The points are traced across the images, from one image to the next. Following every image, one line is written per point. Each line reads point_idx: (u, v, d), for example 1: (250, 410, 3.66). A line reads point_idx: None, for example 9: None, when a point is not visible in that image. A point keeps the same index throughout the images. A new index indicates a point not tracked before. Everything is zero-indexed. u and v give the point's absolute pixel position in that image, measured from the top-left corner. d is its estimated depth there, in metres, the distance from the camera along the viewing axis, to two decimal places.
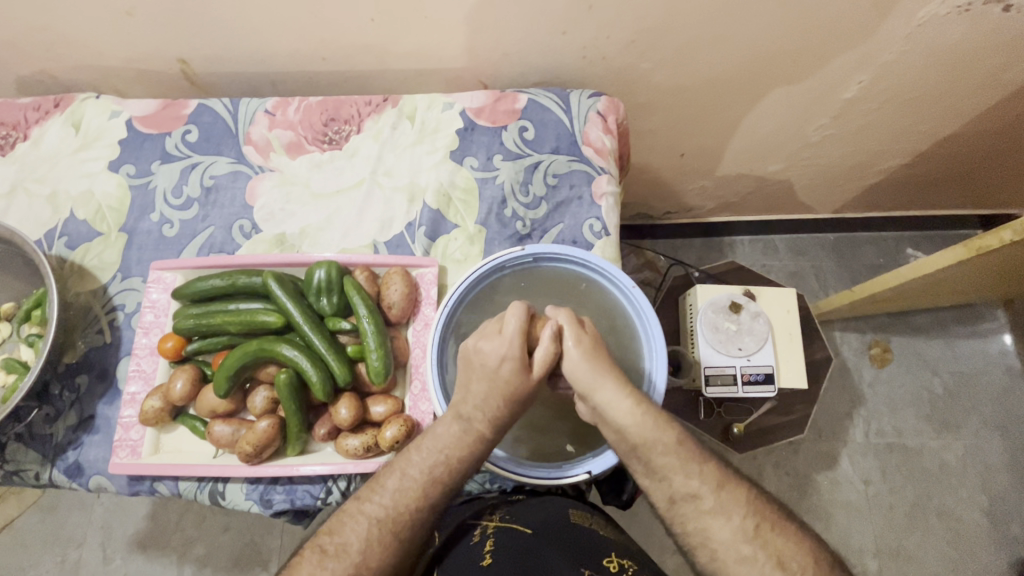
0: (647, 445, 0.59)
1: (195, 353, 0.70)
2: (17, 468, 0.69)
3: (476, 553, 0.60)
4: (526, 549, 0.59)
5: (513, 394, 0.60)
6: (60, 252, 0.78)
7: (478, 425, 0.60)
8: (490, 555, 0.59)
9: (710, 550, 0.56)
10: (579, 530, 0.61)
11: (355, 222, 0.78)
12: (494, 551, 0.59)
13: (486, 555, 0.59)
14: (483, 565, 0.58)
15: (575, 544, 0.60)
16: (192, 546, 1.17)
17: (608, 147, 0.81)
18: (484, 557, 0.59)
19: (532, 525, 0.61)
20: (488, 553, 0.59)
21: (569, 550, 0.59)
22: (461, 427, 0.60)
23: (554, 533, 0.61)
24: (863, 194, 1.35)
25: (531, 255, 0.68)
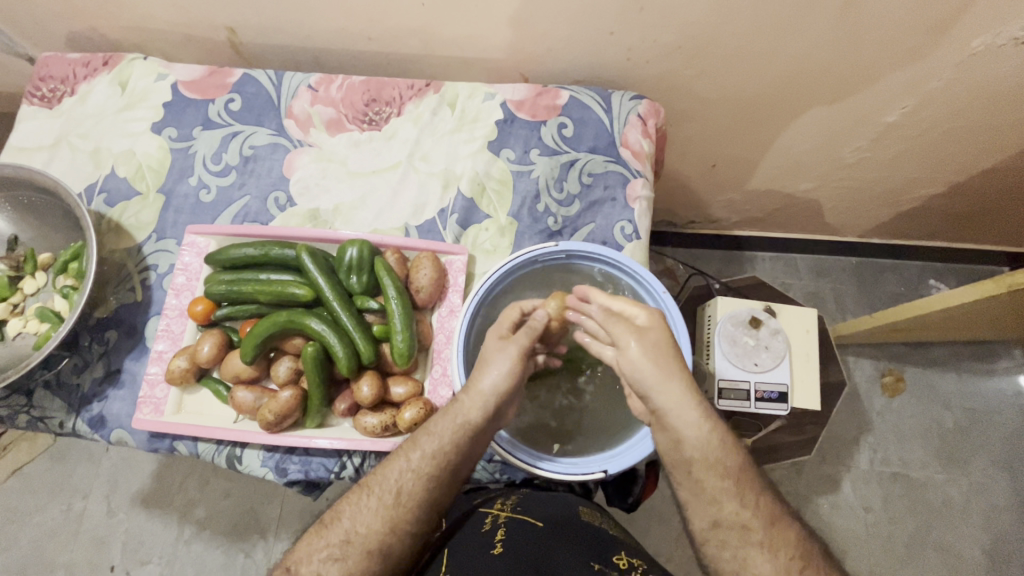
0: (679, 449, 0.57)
1: (223, 319, 0.71)
2: (42, 415, 0.70)
3: (486, 540, 0.60)
4: (537, 539, 0.59)
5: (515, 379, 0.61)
6: (98, 208, 0.79)
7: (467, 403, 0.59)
8: (500, 543, 0.59)
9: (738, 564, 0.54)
10: (589, 529, 0.61)
11: (389, 203, 0.79)
12: (504, 541, 0.59)
13: (497, 544, 0.59)
14: (493, 552, 0.58)
15: (587, 540, 0.60)
16: (194, 508, 1.19)
17: (645, 150, 0.81)
18: (494, 545, 0.59)
19: (543, 519, 0.61)
20: (498, 542, 0.59)
21: (580, 544, 0.59)
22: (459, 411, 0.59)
23: (565, 527, 0.61)
24: (891, 220, 1.34)
25: (563, 252, 0.68)
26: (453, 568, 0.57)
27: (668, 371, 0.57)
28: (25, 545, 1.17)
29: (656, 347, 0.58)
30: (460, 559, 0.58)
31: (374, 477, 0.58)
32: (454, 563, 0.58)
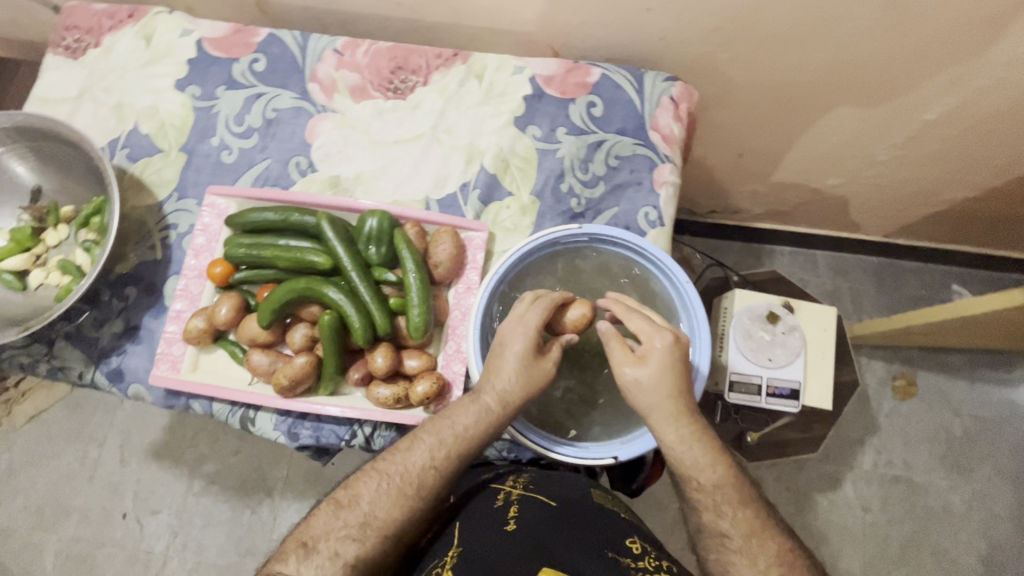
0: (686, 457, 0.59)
1: (241, 282, 0.71)
2: (62, 365, 0.71)
3: (500, 516, 0.60)
4: (550, 518, 0.59)
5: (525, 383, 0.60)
6: (121, 163, 0.79)
7: (489, 401, 0.60)
8: (513, 521, 0.59)
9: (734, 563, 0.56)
10: (602, 510, 0.61)
11: (410, 175, 0.78)
12: (518, 518, 0.59)
13: (510, 520, 0.59)
14: (507, 529, 0.58)
15: (600, 522, 0.59)
16: (204, 463, 1.22)
17: (675, 135, 0.79)
18: (508, 521, 0.59)
19: (556, 499, 0.61)
20: (512, 518, 0.59)
21: (592, 526, 0.59)
22: (480, 405, 0.60)
23: (578, 507, 0.61)
24: (919, 222, 1.30)
25: (587, 235, 0.67)
26: (467, 541, 0.58)
27: (670, 402, 0.59)
28: (41, 487, 1.21)
29: (661, 380, 0.59)
30: (474, 533, 0.59)
31: (389, 463, 0.59)
32: (468, 536, 0.58)
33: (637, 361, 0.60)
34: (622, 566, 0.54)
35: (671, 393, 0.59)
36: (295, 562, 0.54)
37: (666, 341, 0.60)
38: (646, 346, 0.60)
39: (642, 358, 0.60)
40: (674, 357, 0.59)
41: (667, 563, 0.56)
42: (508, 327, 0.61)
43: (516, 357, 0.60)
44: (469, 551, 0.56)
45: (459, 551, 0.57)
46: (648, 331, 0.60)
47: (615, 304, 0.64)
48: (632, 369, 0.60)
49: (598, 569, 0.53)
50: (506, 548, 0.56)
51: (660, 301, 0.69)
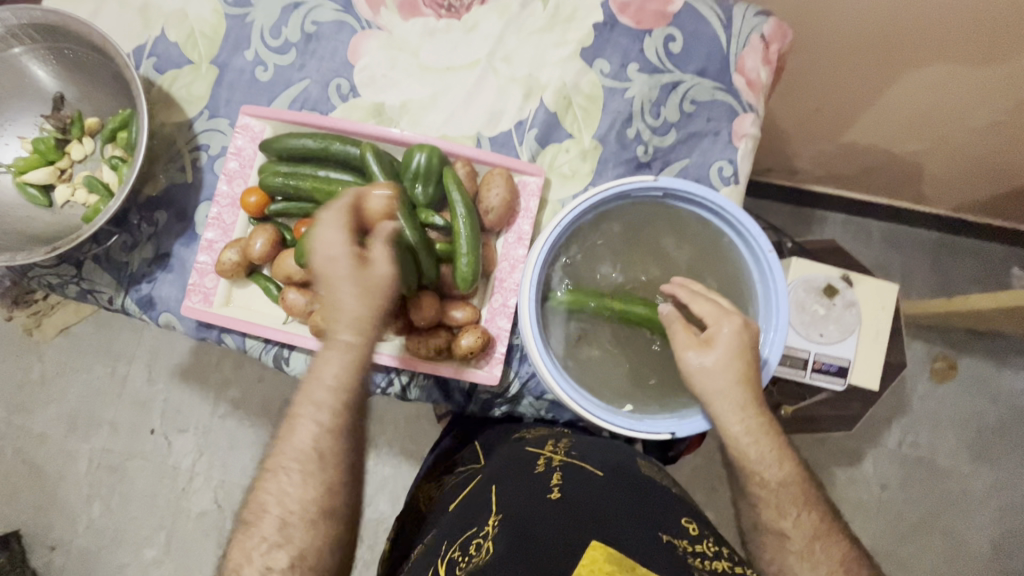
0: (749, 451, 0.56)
1: (277, 215, 0.67)
2: (92, 288, 0.68)
3: (542, 483, 0.55)
4: (597, 489, 0.53)
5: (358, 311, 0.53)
6: (148, 73, 0.72)
7: (347, 338, 0.54)
8: (557, 488, 0.53)
9: (792, 562, 0.55)
10: (652, 484, 0.56)
11: (461, 108, 0.70)
12: (562, 486, 0.54)
13: (554, 488, 0.53)
14: (551, 497, 0.52)
15: (652, 498, 0.54)
16: (228, 388, 1.23)
17: (762, 81, 0.69)
18: (551, 489, 0.53)
19: (603, 469, 0.57)
20: (556, 486, 0.54)
21: (644, 500, 0.53)
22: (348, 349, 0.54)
23: (627, 481, 0.56)
24: (995, 197, 1.20)
25: (661, 189, 0.60)
26: (507, 508, 0.52)
27: (736, 388, 0.56)
28: (72, 398, 1.23)
29: (728, 366, 0.56)
30: (512, 500, 0.53)
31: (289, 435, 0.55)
32: (508, 502, 0.53)
33: (702, 346, 0.57)
34: (679, 549, 0.48)
35: (742, 377, 0.56)
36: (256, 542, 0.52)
37: (734, 325, 0.57)
38: (712, 331, 0.57)
39: (707, 344, 0.57)
40: (743, 340, 0.56)
41: (727, 550, 0.50)
42: (321, 254, 0.52)
43: (348, 282, 0.52)
44: (510, 517, 0.51)
45: (499, 517, 0.52)
46: (714, 315, 0.57)
47: (679, 289, 0.60)
48: (696, 355, 0.57)
49: (654, 549, 0.47)
50: (550, 517, 0.49)
51: (729, 269, 0.63)
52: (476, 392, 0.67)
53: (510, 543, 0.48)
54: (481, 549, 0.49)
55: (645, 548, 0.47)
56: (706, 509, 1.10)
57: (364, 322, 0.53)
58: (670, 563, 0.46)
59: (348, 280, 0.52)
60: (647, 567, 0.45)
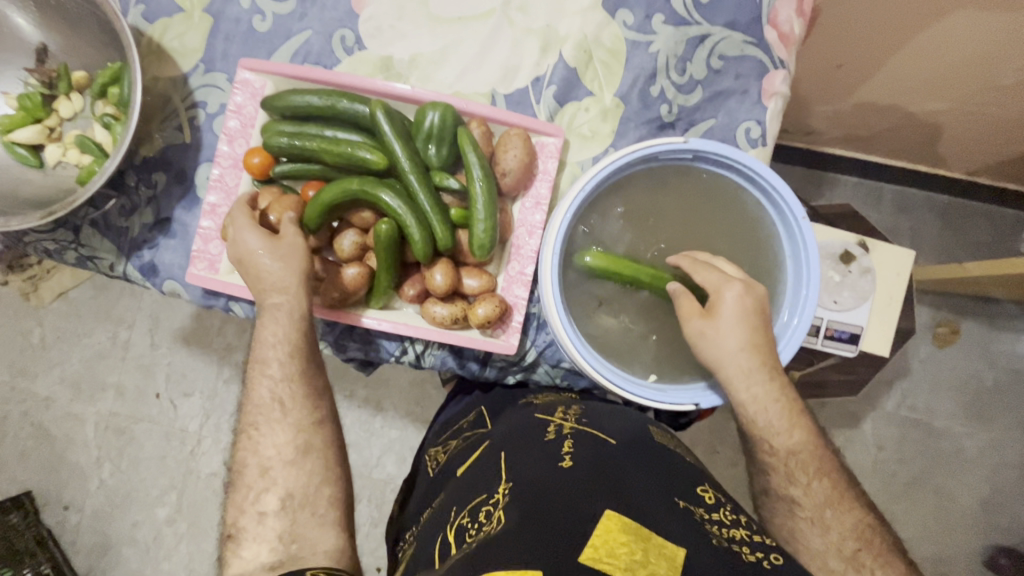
0: (766, 421, 0.55)
1: (282, 177, 0.63)
2: (91, 255, 0.66)
3: (553, 450, 0.54)
4: (609, 457, 0.53)
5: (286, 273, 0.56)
6: (136, 23, 0.67)
7: (274, 300, 0.56)
8: (569, 456, 0.53)
9: (803, 527, 0.55)
10: (665, 453, 0.56)
11: (475, 63, 0.66)
12: (574, 454, 0.53)
13: (566, 456, 0.53)
14: (563, 465, 0.51)
15: (665, 467, 0.54)
16: (233, 353, 1.22)
17: (795, 35, 0.65)
18: (564, 457, 0.53)
19: (616, 438, 0.56)
20: (568, 454, 0.53)
21: (657, 469, 0.53)
22: (283, 308, 0.56)
23: (639, 450, 0.56)
24: (1014, 160, 1.17)
25: (691, 151, 0.57)
26: (518, 476, 0.52)
27: (743, 354, 0.54)
28: (76, 363, 1.23)
29: (734, 331, 0.54)
30: (524, 466, 0.53)
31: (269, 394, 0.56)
32: (519, 470, 0.53)
33: (707, 314, 0.55)
34: (694, 517, 0.48)
35: (752, 343, 0.55)
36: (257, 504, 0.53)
37: (737, 290, 0.55)
38: (715, 299, 0.55)
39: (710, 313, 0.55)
40: (746, 304, 0.55)
41: (743, 517, 0.51)
42: (235, 231, 0.57)
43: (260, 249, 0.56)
44: (521, 485, 0.50)
45: (509, 485, 0.51)
46: (716, 282, 0.55)
47: (682, 259, 0.58)
48: (699, 325, 0.55)
49: (669, 517, 0.47)
50: (563, 484, 0.49)
51: (750, 235, 0.61)
52: (491, 359, 0.66)
53: (521, 510, 0.47)
54: (492, 517, 0.49)
55: (660, 516, 0.46)
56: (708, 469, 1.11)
57: (286, 285, 0.56)
58: (685, 531, 0.45)
59: (259, 248, 0.56)
60: (663, 535, 0.45)
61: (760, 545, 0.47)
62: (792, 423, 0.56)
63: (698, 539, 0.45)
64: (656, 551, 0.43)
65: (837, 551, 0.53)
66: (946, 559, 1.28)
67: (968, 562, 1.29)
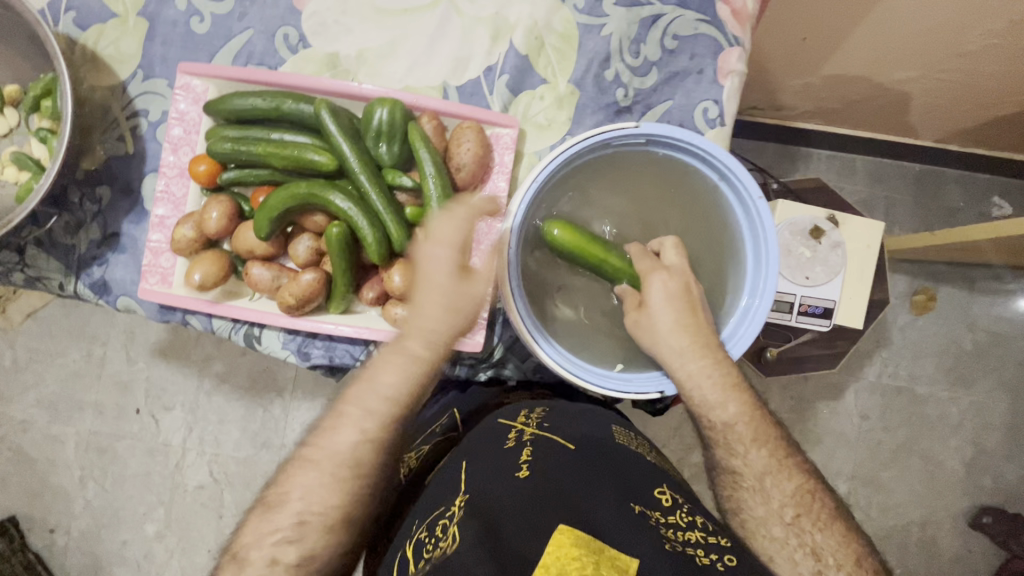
0: (730, 406, 0.55)
1: (231, 184, 0.61)
2: (39, 275, 0.63)
3: (511, 460, 0.55)
4: (565, 465, 0.54)
5: (449, 320, 0.52)
6: (68, 31, 0.64)
7: (416, 348, 0.52)
8: (525, 467, 0.54)
9: None
10: (623, 455, 0.57)
11: (424, 55, 0.64)
12: (530, 463, 0.55)
13: (522, 466, 0.54)
14: (518, 476, 0.53)
15: (621, 473, 0.55)
16: (211, 364, 1.20)
17: (749, 10, 0.64)
18: (520, 468, 0.54)
19: (573, 443, 0.57)
20: (524, 464, 0.55)
21: (612, 474, 0.54)
22: (405, 354, 0.52)
23: (598, 455, 0.57)
24: (981, 126, 1.17)
25: (644, 136, 0.56)
26: (475, 488, 0.53)
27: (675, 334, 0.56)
28: (51, 384, 1.20)
29: (669, 315, 0.56)
30: (481, 477, 0.55)
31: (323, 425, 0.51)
32: (476, 482, 0.54)
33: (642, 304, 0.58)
34: (649, 522, 0.49)
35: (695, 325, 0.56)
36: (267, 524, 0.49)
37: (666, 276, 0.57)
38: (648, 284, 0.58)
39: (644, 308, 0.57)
40: (675, 286, 0.57)
41: (700, 517, 0.51)
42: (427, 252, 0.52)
43: (442, 285, 0.52)
44: (476, 498, 0.52)
45: (465, 498, 0.53)
46: (644, 269, 0.57)
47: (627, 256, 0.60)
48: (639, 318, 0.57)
49: (621, 526, 0.48)
50: (516, 496, 0.51)
51: (703, 211, 0.61)
52: (460, 359, 0.66)
53: (476, 526, 0.48)
54: (448, 531, 0.50)
55: (613, 525, 0.48)
56: (696, 449, 1.12)
57: (439, 334, 0.52)
58: (637, 538, 0.47)
59: (446, 278, 0.52)
60: (614, 545, 0.46)
61: (716, 546, 0.47)
62: (761, 403, 0.56)
63: (650, 546, 0.46)
64: (607, 563, 0.44)
65: (778, 517, 0.52)
66: (933, 521, 1.31)
67: (955, 523, 1.31)
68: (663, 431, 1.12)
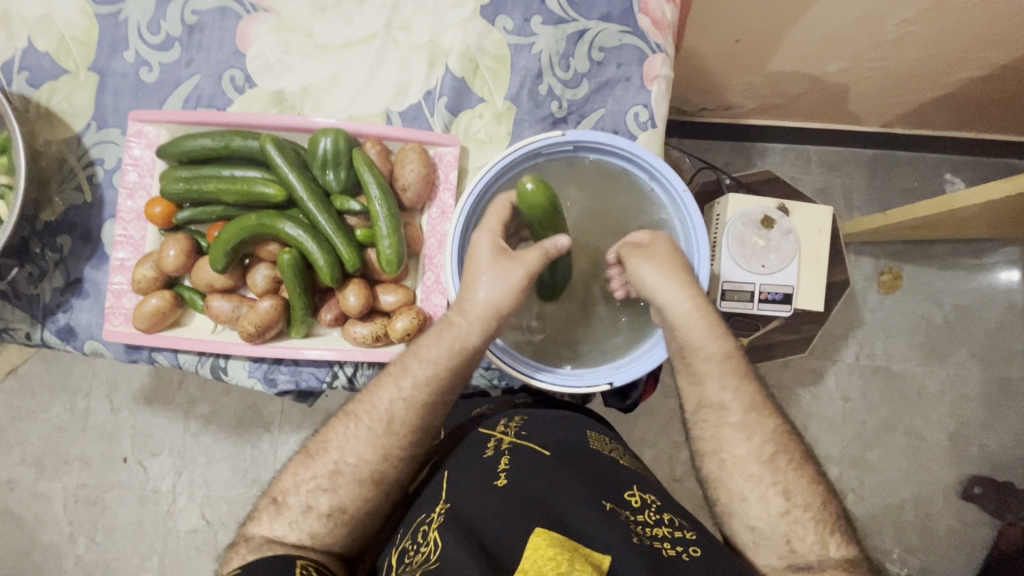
0: None
1: (187, 223, 0.64)
2: (5, 327, 0.65)
3: (488, 469, 0.54)
4: (542, 471, 0.53)
5: (496, 300, 0.56)
6: (22, 90, 0.67)
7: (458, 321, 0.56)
8: (503, 475, 0.53)
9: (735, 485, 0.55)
10: (599, 457, 0.57)
11: (366, 85, 0.67)
12: (509, 471, 0.54)
13: (501, 474, 0.53)
14: (497, 485, 0.52)
15: (596, 474, 0.54)
16: (195, 406, 1.20)
17: (668, 19, 0.68)
18: (498, 476, 0.53)
19: (550, 448, 0.56)
20: (502, 472, 0.53)
21: (587, 476, 0.54)
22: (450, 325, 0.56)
23: (575, 459, 0.56)
24: (920, 108, 1.22)
25: (572, 143, 0.60)
26: (454, 498, 0.52)
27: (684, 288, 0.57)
28: (34, 440, 1.19)
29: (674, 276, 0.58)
30: (459, 487, 0.53)
31: (362, 404, 0.56)
32: (455, 492, 0.53)
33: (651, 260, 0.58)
34: (620, 519, 0.49)
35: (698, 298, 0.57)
36: (268, 521, 0.52)
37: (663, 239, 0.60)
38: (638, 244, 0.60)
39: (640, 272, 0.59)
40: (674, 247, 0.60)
41: (669, 515, 0.51)
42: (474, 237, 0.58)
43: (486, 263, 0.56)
44: (457, 508, 0.51)
45: (446, 506, 0.51)
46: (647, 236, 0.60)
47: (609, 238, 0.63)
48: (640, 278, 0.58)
49: (596, 528, 0.48)
50: (495, 505, 0.50)
51: (635, 208, 0.65)
52: None
53: (455, 534, 0.47)
54: (427, 538, 0.49)
55: (587, 525, 0.48)
56: (683, 446, 1.12)
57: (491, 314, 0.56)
58: (609, 535, 0.47)
59: (487, 262, 0.56)
60: (588, 544, 0.46)
61: (681, 539, 0.48)
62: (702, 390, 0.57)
63: (621, 541, 0.46)
64: (581, 559, 0.44)
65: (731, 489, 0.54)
66: (925, 497, 1.28)
67: (947, 496, 1.28)
68: (648, 431, 1.13)
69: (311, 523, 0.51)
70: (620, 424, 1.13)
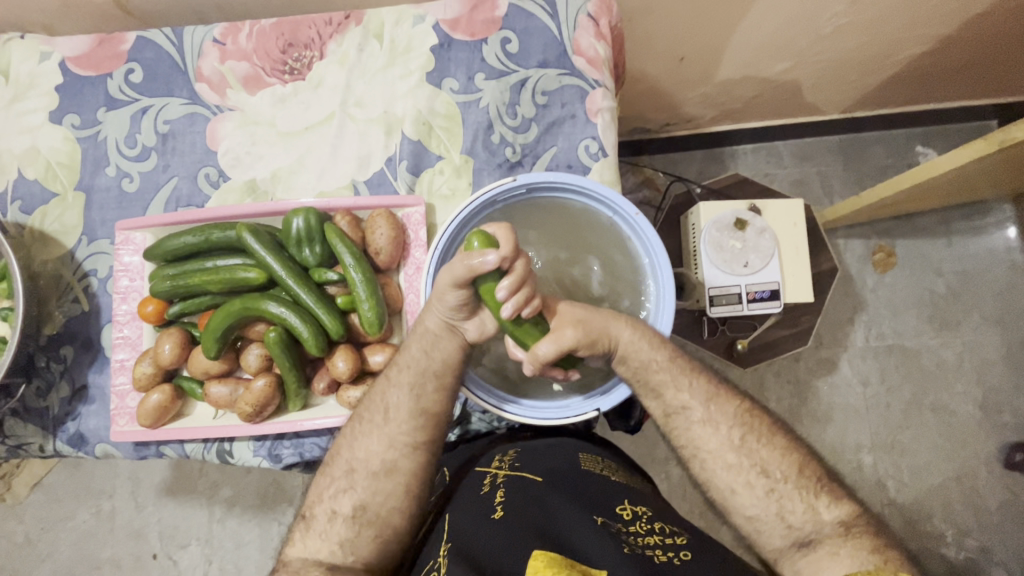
0: (648, 387, 0.58)
1: (179, 316, 0.67)
2: (20, 442, 0.67)
3: (485, 504, 0.55)
4: (536, 497, 0.54)
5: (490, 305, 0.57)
6: (16, 218, 0.72)
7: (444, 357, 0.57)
8: (500, 507, 0.54)
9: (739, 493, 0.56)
10: (591, 477, 0.57)
11: (330, 161, 0.72)
12: (504, 503, 0.54)
13: (497, 507, 0.54)
14: (494, 517, 0.53)
15: (588, 494, 0.55)
16: (219, 490, 1.20)
17: (602, 55, 0.72)
18: (495, 509, 0.54)
19: (542, 474, 0.57)
20: (498, 505, 0.54)
21: (580, 497, 0.54)
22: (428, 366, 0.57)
23: (567, 482, 0.56)
24: (876, 89, 1.25)
25: (524, 186, 0.62)
26: (456, 537, 0.52)
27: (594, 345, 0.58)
28: (66, 549, 1.20)
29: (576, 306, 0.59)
30: (461, 524, 0.54)
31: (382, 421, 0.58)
32: (456, 530, 0.53)
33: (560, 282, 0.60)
34: (613, 531, 0.50)
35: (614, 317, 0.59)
36: (300, 540, 0.54)
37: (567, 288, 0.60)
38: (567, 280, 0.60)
39: None
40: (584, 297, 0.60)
41: (660, 523, 0.52)
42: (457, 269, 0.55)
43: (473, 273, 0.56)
44: (458, 544, 0.51)
45: (448, 544, 0.52)
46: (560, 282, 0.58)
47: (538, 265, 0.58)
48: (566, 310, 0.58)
49: (591, 540, 0.48)
50: (493, 536, 0.50)
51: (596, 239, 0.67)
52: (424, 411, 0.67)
53: (458, 566, 0.48)
54: None
55: (581, 540, 0.48)
56: None
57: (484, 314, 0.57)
58: (602, 547, 0.47)
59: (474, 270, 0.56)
60: (585, 561, 0.46)
61: (672, 545, 0.49)
62: (685, 407, 0.58)
63: (616, 552, 0.47)
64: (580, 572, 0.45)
65: (721, 482, 0.56)
66: (967, 471, 1.24)
67: (989, 467, 1.24)
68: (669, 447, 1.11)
69: (337, 536, 0.53)
70: (640, 444, 1.12)
